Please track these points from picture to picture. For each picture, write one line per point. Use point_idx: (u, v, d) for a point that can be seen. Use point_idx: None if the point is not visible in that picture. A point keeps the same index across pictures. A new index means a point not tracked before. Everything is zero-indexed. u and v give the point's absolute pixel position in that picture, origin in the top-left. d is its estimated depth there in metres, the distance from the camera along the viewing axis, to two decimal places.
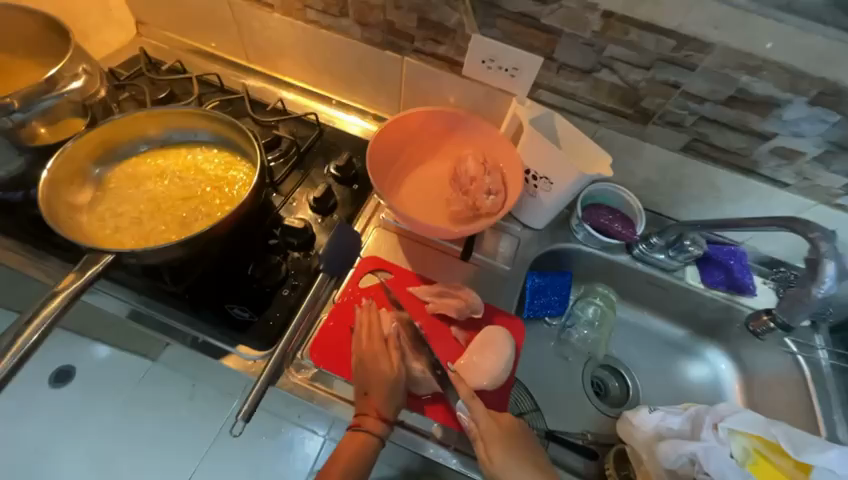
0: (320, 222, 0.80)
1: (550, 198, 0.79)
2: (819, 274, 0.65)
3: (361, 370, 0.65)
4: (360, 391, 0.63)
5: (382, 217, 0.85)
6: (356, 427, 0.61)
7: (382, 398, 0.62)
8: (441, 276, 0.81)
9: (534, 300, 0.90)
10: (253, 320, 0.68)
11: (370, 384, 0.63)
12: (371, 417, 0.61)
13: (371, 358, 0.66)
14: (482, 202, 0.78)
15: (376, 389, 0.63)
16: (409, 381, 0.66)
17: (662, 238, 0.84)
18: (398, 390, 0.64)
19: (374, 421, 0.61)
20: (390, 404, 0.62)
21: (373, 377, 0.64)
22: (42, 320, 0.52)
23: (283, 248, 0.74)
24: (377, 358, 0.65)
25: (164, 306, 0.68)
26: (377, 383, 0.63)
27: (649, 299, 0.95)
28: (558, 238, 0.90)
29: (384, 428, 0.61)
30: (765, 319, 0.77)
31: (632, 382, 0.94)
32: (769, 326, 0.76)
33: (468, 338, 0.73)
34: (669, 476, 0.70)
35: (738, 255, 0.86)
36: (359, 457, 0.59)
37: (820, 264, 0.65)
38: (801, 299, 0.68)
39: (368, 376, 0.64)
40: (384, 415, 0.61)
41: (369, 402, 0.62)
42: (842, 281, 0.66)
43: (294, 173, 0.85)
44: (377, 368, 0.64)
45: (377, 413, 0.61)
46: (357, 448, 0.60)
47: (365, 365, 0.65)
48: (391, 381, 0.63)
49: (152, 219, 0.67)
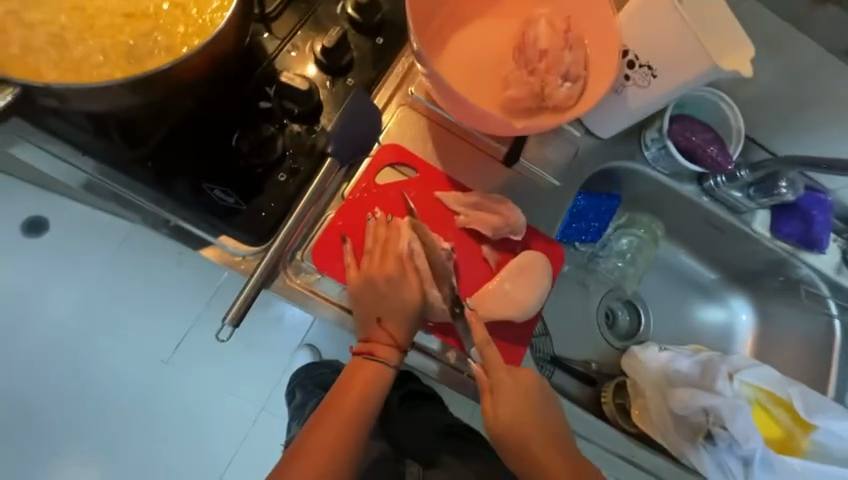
0: (329, 87, 0.58)
1: (642, 99, 0.59)
2: None
3: (371, 291, 0.55)
4: (372, 315, 0.55)
5: (410, 92, 0.63)
6: (368, 355, 0.56)
7: (398, 327, 0.55)
8: (475, 182, 0.65)
9: (571, 223, 0.76)
10: (241, 208, 0.53)
11: (383, 310, 0.54)
12: (384, 344, 0.56)
13: (387, 280, 0.55)
14: (553, 90, 0.57)
15: (390, 317, 0.55)
16: (425, 309, 0.57)
17: (751, 173, 0.69)
18: (417, 317, 0.56)
19: (387, 350, 0.56)
20: (406, 332, 0.55)
21: (389, 303, 0.54)
22: None
23: (280, 116, 0.55)
24: (394, 280, 0.55)
25: (118, 175, 0.51)
26: (392, 310, 0.55)
27: (697, 240, 0.84)
28: (622, 153, 0.72)
29: (398, 358, 0.56)
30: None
31: (646, 320, 0.89)
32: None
33: (499, 260, 0.61)
34: (675, 419, 0.70)
35: (825, 207, 0.72)
36: (370, 385, 0.56)
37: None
38: None
39: (382, 301, 0.55)
40: (398, 343, 0.56)
41: (382, 328, 0.55)
42: None
43: (293, 6, 0.59)
44: (397, 292, 0.55)
45: (391, 341, 0.56)
46: (369, 376, 0.56)
47: (378, 288, 0.55)
48: (410, 309, 0.55)
49: (82, 42, 0.45)
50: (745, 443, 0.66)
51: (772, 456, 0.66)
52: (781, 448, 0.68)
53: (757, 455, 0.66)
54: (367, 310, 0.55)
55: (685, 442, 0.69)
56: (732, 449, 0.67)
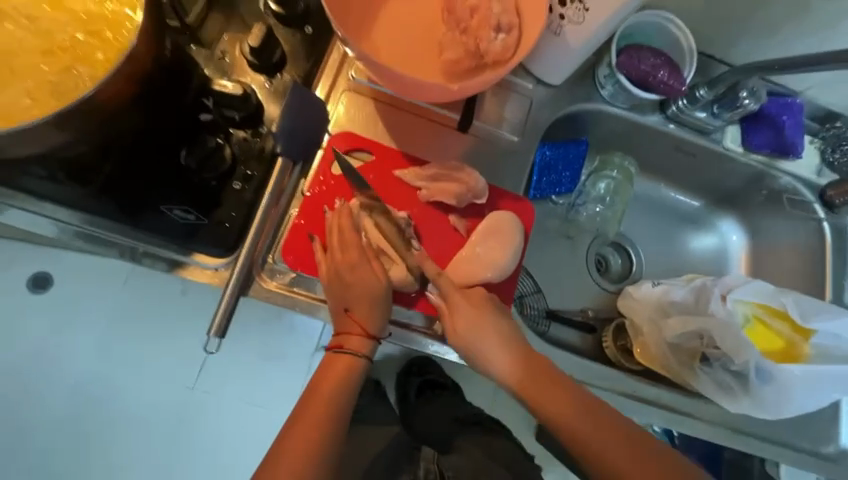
0: (268, 87, 0.58)
1: (580, 35, 0.58)
2: None
3: (337, 283, 0.55)
4: (340, 307, 0.56)
5: (351, 75, 0.63)
6: (337, 349, 0.58)
7: (367, 316, 0.56)
8: (434, 154, 0.64)
9: (542, 178, 0.75)
10: (203, 223, 0.55)
11: (350, 300, 0.55)
12: (355, 335, 0.57)
13: (350, 268, 0.55)
14: (488, 44, 0.56)
15: (358, 307, 0.55)
16: (393, 289, 0.57)
17: (711, 91, 0.67)
18: (382, 302, 0.56)
19: (356, 340, 0.57)
20: (376, 320, 0.56)
21: (354, 292, 0.55)
22: None
23: (223, 125, 0.55)
24: (357, 268, 0.55)
25: (83, 213, 0.53)
26: (361, 299, 0.55)
27: (675, 169, 0.83)
28: (580, 96, 0.71)
29: (370, 347, 0.58)
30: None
31: (638, 259, 0.88)
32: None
33: (468, 226, 0.61)
34: (672, 350, 0.69)
35: (794, 110, 0.71)
36: (346, 375, 0.58)
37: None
38: None
39: (349, 291, 0.55)
40: (369, 332, 0.57)
41: (352, 320, 0.56)
42: None
43: (215, 11, 0.58)
44: (359, 279, 0.55)
45: (362, 331, 0.57)
46: (345, 366, 0.58)
47: (343, 279, 0.55)
48: (376, 294, 0.56)
49: (8, 90, 0.45)
50: (742, 360, 0.66)
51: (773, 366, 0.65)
52: (786, 360, 0.67)
53: (754, 369, 0.65)
54: (336, 301, 0.56)
55: (683, 369, 0.69)
56: (729, 368, 0.67)
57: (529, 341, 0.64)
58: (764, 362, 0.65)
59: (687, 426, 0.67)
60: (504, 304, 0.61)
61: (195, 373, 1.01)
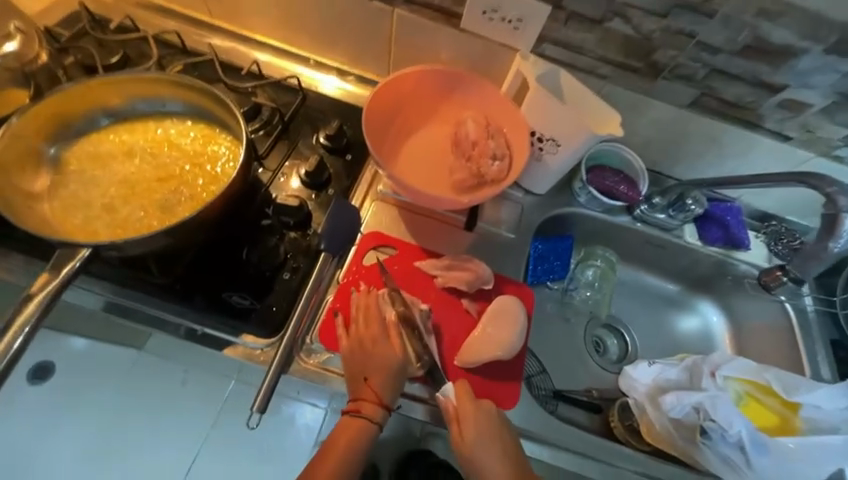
0: (315, 199, 0.74)
1: (557, 161, 0.76)
2: (836, 230, 0.66)
3: (360, 352, 0.63)
4: (359, 375, 0.62)
5: (379, 189, 0.80)
6: (354, 413, 0.61)
7: (382, 384, 0.61)
8: (446, 248, 0.78)
9: (537, 266, 0.87)
10: (256, 307, 0.64)
11: (369, 369, 0.61)
12: (370, 402, 0.61)
13: (372, 341, 0.64)
14: (487, 168, 0.74)
15: (375, 375, 0.61)
16: (407, 365, 0.65)
17: (664, 198, 0.84)
18: (398, 375, 0.63)
19: (371, 407, 0.61)
20: (390, 391, 0.61)
21: (373, 362, 0.62)
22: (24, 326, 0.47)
23: (279, 228, 0.69)
24: (378, 341, 0.64)
25: (153, 298, 0.63)
26: (379, 368, 0.62)
27: (649, 258, 0.96)
28: (561, 202, 0.88)
29: (382, 414, 0.61)
30: (777, 274, 0.85)
31: (632, 339, 0.96)
32: (781, 279, 0.85)
33: (479, 308, 0.72)
34: (674, 425, 0.72)
35: (734, 212, 0.88)
36: (352, 443, 0.60)
37: (838, 218, 0.66)
38: (816, 255, 0.71)
39: (369, 361, 0.62)
40: (382, 401, 0.61)
41: (369, 387, 0.61)
42: None
43: (281, 146, 0.77)
44: (381, 351, 0.63)
45: (376, 399, 0.61)
46: (355, 432, 0.61)
47: (366, 349, 0.63)
48: (393, 366, 0.63)
49: (128, 206, 0.59)
50: (735, 431, 0.67)
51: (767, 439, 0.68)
52: (781, 434, 0.72)
53: (749, 442, 0.67)
54: (355, 368, 0.62)
55: (685, 444, 0.70)
56: (727, 440, 0.68)
57: (538, 417, 0.69)
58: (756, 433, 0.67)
59: None
60: (509, 382, 0.67)
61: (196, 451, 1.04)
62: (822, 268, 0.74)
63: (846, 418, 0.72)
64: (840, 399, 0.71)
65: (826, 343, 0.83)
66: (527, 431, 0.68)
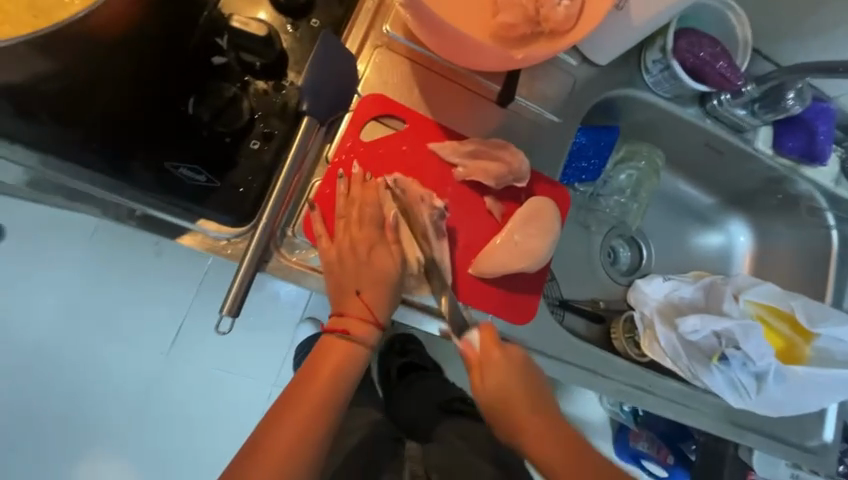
0: (292, 33, 0.50)
1: (645, 12, 0.53)
2: None
3: (351, 260, 0.50)
4: (350, 288, 0.50)
5: (386, 31, 0.55)
6: (341, 333, 0.51)
7: (377, 299, 0.50)
8: (471, 127, 0.59)
9: (571, 164, 0.73)
10: (216, 186, 0.48)
11: (363, 281, 0.50)
12: (360, 321, 0.51)
13: (368, 247, 0.51)
14: (550, 9, 0.50)
15: (369, 288, 0.50)
16: (404, 279, 0.53)
17: (757, 88, 0.66)
18: (397, 290, 0.51)
19: (359, 326, 0.51)
20: (386, 308, 0.51)
21: (367, 273, 0.50)
22: None
23: (241, 73, 0.48)
24: (374, 247, 0.51)
25: (60, 162, 0.44)
26: (373, 280, 0.50)
27: (697, 165, 0.81)
28: (621, 80, 0.66)
29: (376, 336, 0.52)
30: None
31: (649, 254, 0.88)
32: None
33: (504, 211, 0.57)
34: (690, 348, 0.70)
35: (828, 116, 0.70)
36: (338, 372, 0.50)
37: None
38: None
39: (363, 271, 0.50)
40: (375, 319, 0.51)
41: (359, 301, 0.50)
42: None
43: None
44: (377, 261, 0.51)
45: (366, 316, 0.51)
46: (344, 355, 0.51)
47: (359, 257, 0.51)
48: (391, 279, 0.51)
49: None
50: (765, 363, 0.68)
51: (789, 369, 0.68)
52: (787, 361, 0.70)
53: (775, 371, 0.68)
54: (345, 280, 0.50)
55: (697, 366, 0.68)
56: (747, 368, 0.68)
57: (551, 332, 0.63)
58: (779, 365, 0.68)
59: (691, 418, 0.70)
60: (528, 297, 0.58)
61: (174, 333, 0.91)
62: None
63: None
64: None
65: None
66: (538, 348, 0.62)
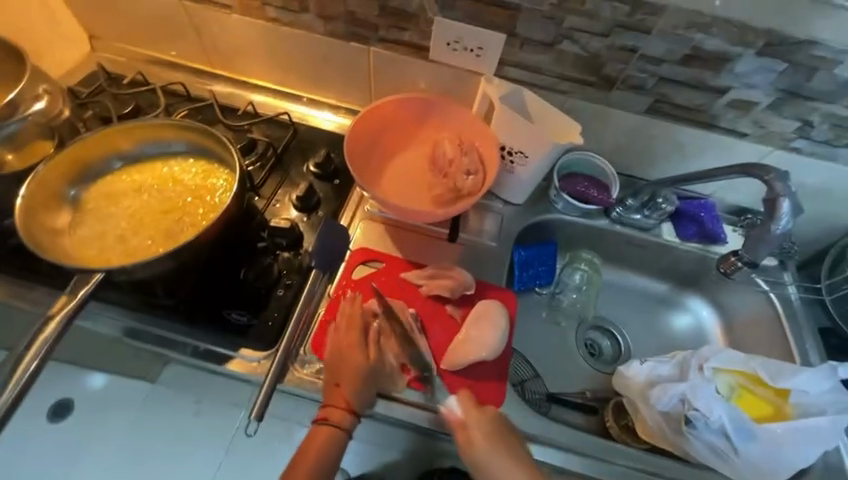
0: (306, 221, 0.81)
1: (527, 171, 0.81)
2: (776, 212, 0.69)
3: (337, 359, 0.67)
4: (331, 381, 0.66)
5: (367, 209, 0.85)
6: (322, 420, 0.64)
7: (352, 389, 0.64)
8: (431, 259, 0.83)
9: (523, 273, 0.90)
10: (253, 324, 0.70)
11: (341, 375, 0.66)
12: (339, 408, 0.64)
13: (350, 348, 0.68)
14: (462, 183, 0.80)
15: (346, 381, 0.65)
16: (381, 372, 0.68)
17: (636, 199, 0.88)
18: (370, 381, 0.66)
19: (339, 413, 0.63)
20: (359, 396, 0.64)
21: (346, 369, 0.66)
22: (43, 341, 0.54)
23: (273, 249, 0.75)
24: (354, 348, 0.68)
25: (162, 319, 0.69)
26: (351, 374, 0.65)
27: (631, 258, 0.99)
28: (539, 211, 0.92)
29: (350, 421, 0.64)
30: (733, 259, 0.83)
31: (624, 340, 0.98)
32: (738, 265, 0.82)
33: (463, 313, 0.76)
34: (664, 417, 0.72)
35: (707, 208, 0.91)
36: (326, 448, 0.62)
37: (777, 202, 0.69)
38: (762, 237, 0.73)
39: (342, 367, 0.67)
40: (351, 407, 0.64)
41: (339, 392, 0.65)
42: (797, 217, 0.71)
43: (274, 175, 0.85)
44: (351, 358, 0.67)
45: (344, 404, 0.64)
46: (324, 439, 0.63)
47: (342, 357, 0.67)
48: (363, 372, 0.66)
49: (137, 236, 0.66)
50: (717, 417, 0.69)
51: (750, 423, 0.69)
52: (772, 421, 0.72)
53: (732, 427, 0.68)
54: (331, 375, 0.66)
55: (671, 433, 0.71)
56: (710, 427, 0.69)
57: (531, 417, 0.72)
58: (738, 417, 0.69)
59: None
60: (494, 382, 0.71)
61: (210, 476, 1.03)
62: (772, 250, 0.75)
63: (834, 401, 0.71)
64: (824, 381, 0.71)
65: (813, 329, 0.84)
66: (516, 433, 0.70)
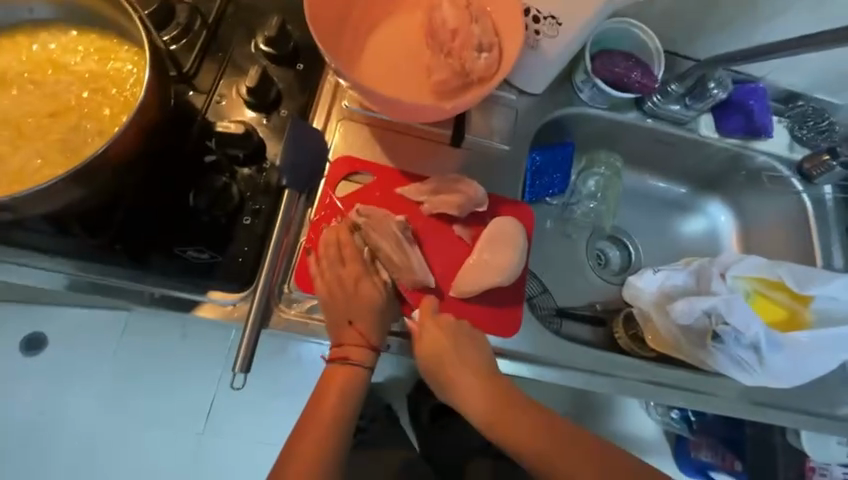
0: (266, 124, 0.61)
1: (558, 45, 0.62)
2: None
3: (342, 295, 0.57)
4: (343, 319, 0.57)
5: (345, 105, 0.65)
6: (340, 360, 0.57)
7: (370, 326, 0.57)
8: (432, 169, 0.67)
9: (535, 181, 0.77)
10: (218, 261, 0.56)
11: (354, 312, 0.56)
12: (355, 346, 0.57)
13: (355, 281, 0.58)
14: (472, 63, 0.59)
15: (360, 318, 0.56)
16: (391, 306, 0.59)
17: (681, 84, 0.72)
18: (385, 315, 0.58)
19: (358, 351, 0.57)
20: (377, 332, 0.57)
21: (357, 304, 0.57)
22: None
23: (228, 164, 0.57)
24: (361, 280, 0.58)
25: (97, 262, 0.54)
26: (363, 310, 0.57)
27: (656, 160, 0.87)
28: (561, 102, 0.74)
29: (372, 357, 0.58)
30: (825, 159, 0.76)
31: (635, 250, 0.91)
32: (828, 165, 0.76)
33: (473, 235, 0.64)
34: (682, 332, 0.70)
35: (758, 94, 0.76)
36: (348, 387, 0.57)
37: None
38: None
39: (352, 303, 0.57)
40: (369, 343, 0.57)
41: (353, 330, 0.57)
42: None
43: (210, 58, 0.61)
44: (361, 292, 0.57)
45: (359, 341, 0.57)
46: (344, 379, 0.57)
47: (347, 292, 0.57)
48: (379, 307, 0.58)
49: (19, 151, 0.46)
50: (753, 333, 0.67)
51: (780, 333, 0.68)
52: (789, 329, 0.70)
53: (765, 340, 0.67)
54: (338, 313, 0.57)
55: (696, 349, 0.69)
56: (740, 342, 0.68)
57: (546, 340, 0.66)
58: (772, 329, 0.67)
59: (710, 404, 0.69)
60: (509, 308, 0.63)
61: (203, 418, 0.94)
62: None
63: None
64: None
65: (841, 230, 0.80)
66: (532, 357, 0.65)
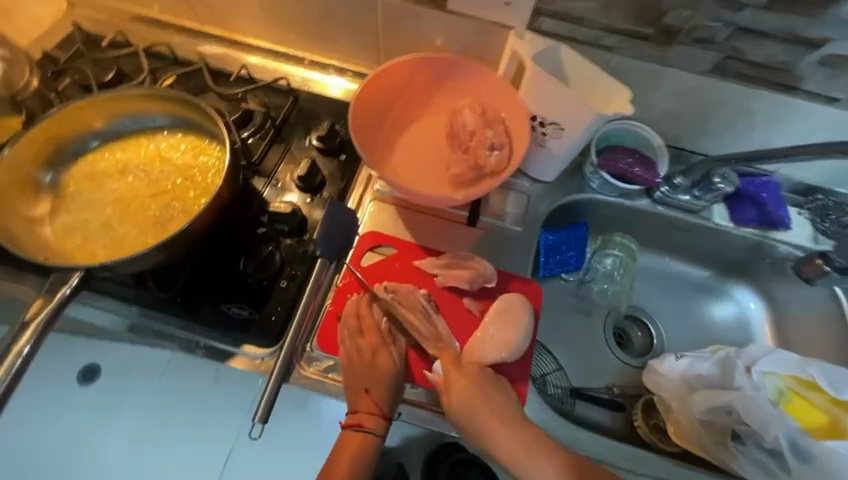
0: (309, 203, 0.73)
1: (562, 145, 0.70)
2: None
3: (358, 363, 0.62)
4: (360, 387, 0.61)
5: (377, 188, 0.77)
6: (356, 427, 0.61)
7: (383, 394, 0.61)
8: (448, 246, 0.74)
9: (549, 259, 0.81)
10: (255, 318, 0.65)
11: (370, 380, 0.61)
12: (369, 414, 0.61)
13: (372, 351, 0.63)
14: (484, 160, 0.69)
15: (375, 387, 0.61)
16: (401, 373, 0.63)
17: (687, 178, 0.76)
18: (398, 384, 0.62)
19: (372, 418, 0.61)
20: (391, 402, 0.61)
21: (373, 373, 0.61)
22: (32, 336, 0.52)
23: (274, 236, 0.69)
24: (377, 350, 0.63)
25: (159, 313, 0.64)
26: (378, 379, 0.61)
27: (673, 243, 0.88)
28: (571, 189, 0.81)
29: (384, 425, 0.61)
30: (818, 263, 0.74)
31: (657, 332, 0.89)
32: (824, 270, 0.74)
33: (481, 307, 0.69)
34: (705, 427, 0.67)
35: (770, 187, 0.79)
36: (358, 457, 0.60)
37: None
38: None
39: (369, 372, 0.62)
40: (382, 412, 0.61)
41: (368, 398, 0.61)
42: None
43: (273, 150, 0.76)
44: (377, 361, 0.62)
45: (373, 410, 0.61)
46: (355, 445, 0.61)
47: (359, 360, 0.62)
48: (391, 378, 0.62)
49: (123, 223, 0.60)
50: (773, 436, 0.63)
51: (811, 445, 0.62)
52: (829, 435, 0.64)
53: (789, 449, 0.62)
54: (356, 381, 0.61)
55: (718, 448, 0.66)
56: (762, 447, 0.64)
57: (548, 421, 0.66)
58: (799, 439, 0.62)
59: None
60: (513, 384, 0.64)
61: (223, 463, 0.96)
62: None
63: None
64: None
65: None
66: None
